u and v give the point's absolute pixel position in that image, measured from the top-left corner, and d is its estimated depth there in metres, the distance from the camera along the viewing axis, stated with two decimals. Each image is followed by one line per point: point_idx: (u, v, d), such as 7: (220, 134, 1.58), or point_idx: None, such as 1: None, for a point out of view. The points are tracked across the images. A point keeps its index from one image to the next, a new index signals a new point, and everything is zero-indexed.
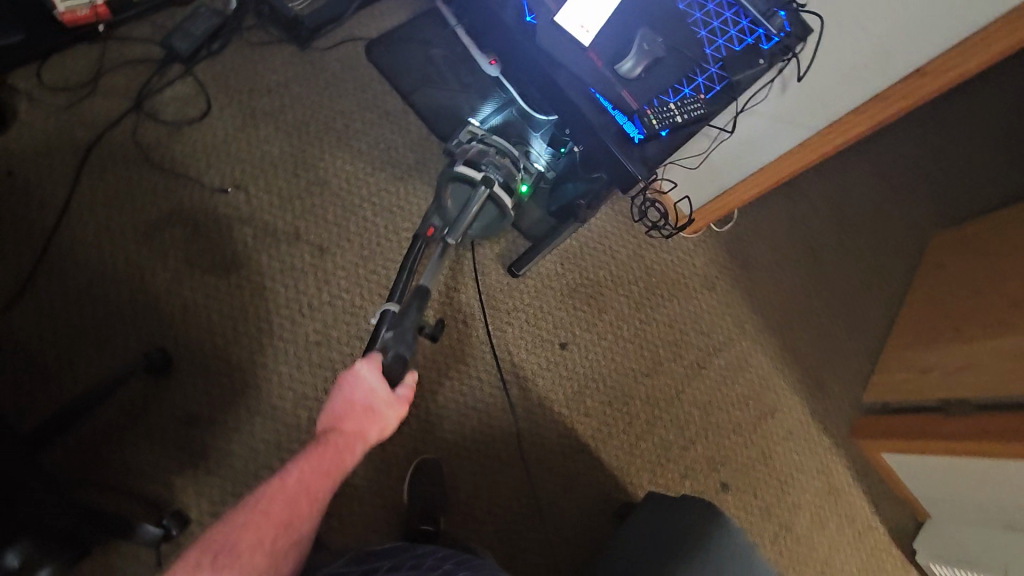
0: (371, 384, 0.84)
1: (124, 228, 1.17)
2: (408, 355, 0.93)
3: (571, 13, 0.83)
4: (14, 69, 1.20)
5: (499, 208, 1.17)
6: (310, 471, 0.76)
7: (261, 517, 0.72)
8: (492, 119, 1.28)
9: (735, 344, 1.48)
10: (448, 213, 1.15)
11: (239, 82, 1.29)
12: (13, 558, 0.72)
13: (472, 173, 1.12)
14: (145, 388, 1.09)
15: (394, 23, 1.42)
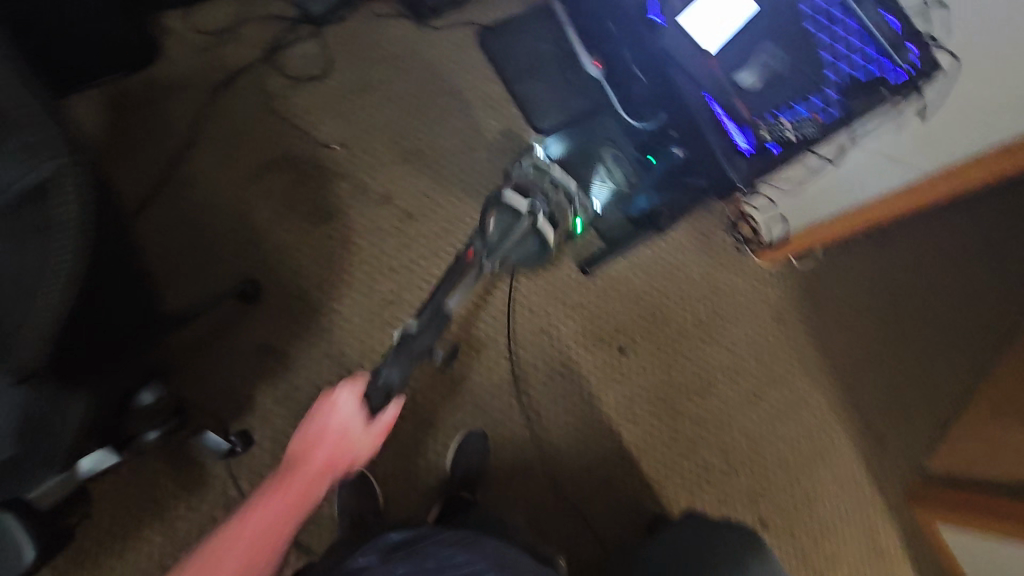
0: (343, 418, 0.88)
1: (239, 165, 1.26)
2: (398, 383, 0.92)
3: (695, 16, 0.86)
4: (169, 9, 1.33)
5: (540, 242, 1.06)
6: (276, 507, 0.82)
7: (224, 557, 0.77)
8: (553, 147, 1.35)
9: (796, 381, 1.44)
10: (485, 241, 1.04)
11: (359, 49, 1.37)
12: (148, 396, 0.88)
13: (518, 202, 1.01)
14: (232, 314, 1.18)
15: (509, 13, 1.47)
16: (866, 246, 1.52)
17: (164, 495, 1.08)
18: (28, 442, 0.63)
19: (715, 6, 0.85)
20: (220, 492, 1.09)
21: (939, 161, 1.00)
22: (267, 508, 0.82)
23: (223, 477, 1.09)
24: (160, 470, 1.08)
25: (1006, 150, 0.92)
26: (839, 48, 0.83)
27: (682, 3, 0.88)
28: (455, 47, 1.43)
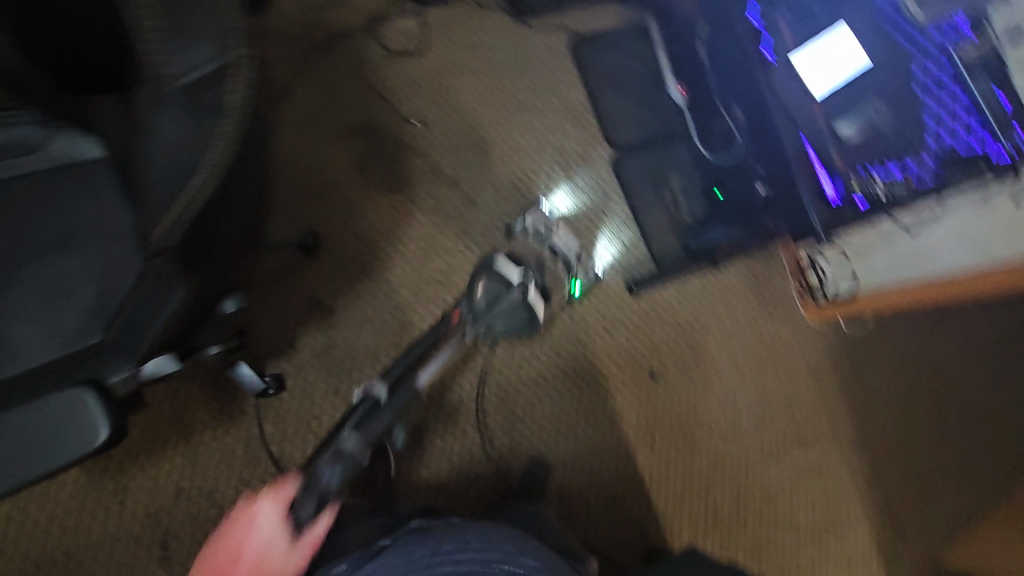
0: (264, 537, 0.78)
1: (323, 124, 1.30)
2: (342, 478, 0.88)
3: (807, 57, 0.84)
4: None
5: (524, 314, 1.25)
6: None
7: None
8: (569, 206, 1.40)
9: (823, 444, 1.41)
10: (478, 304, 1.21)
11: (457, 34, 1.40)
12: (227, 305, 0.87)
13: (510, 273, 1.21)
14: (289, 263, 1.21)
15: (607, 25, 1.49)
16: (919, 323, 1.48)
17: (194, 422, 1.10)
18: (129, 310, 0.75)
19: (829, 53, 0.84)
20: (246, 429, 1.12)
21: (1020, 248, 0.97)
22: None
23: (251, 416, 1.12)
24: (195, 397, 1.11)
25: None
26: (945, 118, 0.83)
27: (796, 41, 0.86)
28: (548, 49, 1.45)
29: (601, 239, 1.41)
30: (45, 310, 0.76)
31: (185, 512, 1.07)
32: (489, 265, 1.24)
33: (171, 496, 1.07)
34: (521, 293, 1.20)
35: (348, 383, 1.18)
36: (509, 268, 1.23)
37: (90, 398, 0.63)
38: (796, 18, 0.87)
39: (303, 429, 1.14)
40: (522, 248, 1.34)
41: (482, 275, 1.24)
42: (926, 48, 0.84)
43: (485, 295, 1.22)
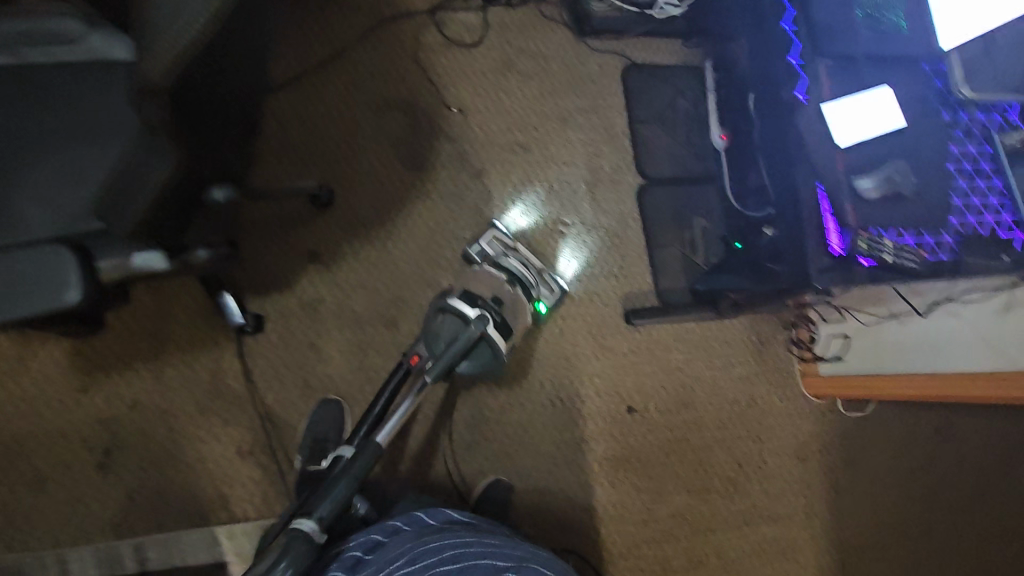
0: None
1: (364, 90, 1.32)
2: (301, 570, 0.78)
3: (840, 110, 0.79)
4: None
5: (492, 347, 1.13)
6: None
7: None
8: (523, 221, 1.35)
9: (792, 525, 1.34)
10: (435, 347, 1.09)
11: (514, 38, 1.43)
12: (218, 193, 0.72)
13: (469, 308, 1.10)
14: (299, 213, 1.22)
15: (662, 61, 1.51)
16: (919, 425, 1.41)
17: (169, 342, 1.11)
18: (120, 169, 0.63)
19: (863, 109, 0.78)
20: (217, 361, 1.13)
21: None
22: None
23: (224, 350, 1.13)
24: (176, 319, 1.12)
25: None
26: (974, 200, 0.79)
27: (831, 91, 0.80)
28: (599, 70, 1.47)
29: (563, 253, 1.37)
30: (50, 190, 0.80)
31: (137, 427, 1.08)
32: (439, 309, 1.13)
33: (128, 407, 1.08)
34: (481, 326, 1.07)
35: (324, 341, 1.18)
36: (463, 306, 1.11)
37: (68, 258, 0.65)
38: (836, 66, 0.81)
39: (271, 375, 1.15)
40: (479, 278, 1.23)
41: (435, 317, 1.13)
42: (968, 126, 0.81)
43: (441, 338, 1.10)
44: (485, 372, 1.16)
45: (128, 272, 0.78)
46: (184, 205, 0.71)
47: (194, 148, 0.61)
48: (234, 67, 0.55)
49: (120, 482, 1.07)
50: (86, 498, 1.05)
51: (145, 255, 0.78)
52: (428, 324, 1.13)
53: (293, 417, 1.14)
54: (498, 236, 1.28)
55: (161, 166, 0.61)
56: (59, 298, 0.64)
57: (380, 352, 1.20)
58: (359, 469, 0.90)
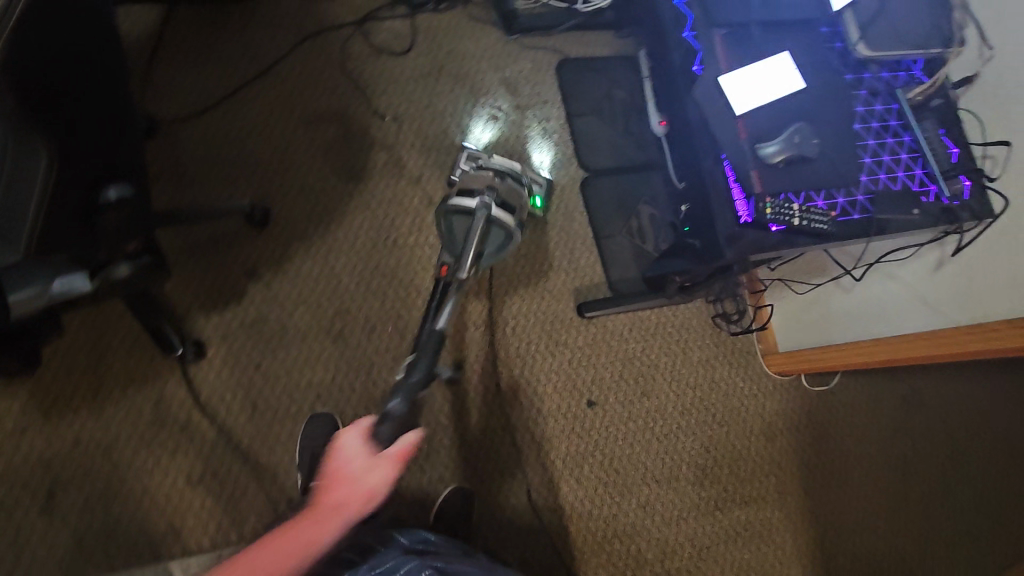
0: (350, 451, 0.76)
1: (295, 105, 1.32)
2: (400, 412, 0.83)
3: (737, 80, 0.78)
4: None
5: (504, 228, 1.02)
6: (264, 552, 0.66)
7: None
8: (485, 133, 1.40)
9: (765, 506, 1.32)
10: (455, 248, 1.03)
11: (444, 43, 1.43)
12: (111, 193, 0.70)
13: (469, 202, 0.99)
14: (235, 232, 1.21)
15: (596, 53, 1.52)
16: (882, 393, 1.41)
17: (107, 374, 1.09)
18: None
19: (758, 79, 0.78)
20: (159, 388, 1.10)
21: (954, 316, 0.93)
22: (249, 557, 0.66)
23: (165, 377, 1.11)
24: (112, 348, 1.10)
25: (1009, 322, 0.84)
26: (885, 158, 0.81)
27: (729, 63, 0.80)
28: (532, 67, 1.48)
29: (532, 149, 1.43)
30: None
31: (78, 464, 1.04)
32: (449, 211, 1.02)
33: (67, 445, 1.04)
34: (486, 210, 0.98)
35: (269, 360, 1.16)
36: (465, 201, 1.01)
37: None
38: (730, 32, 0.81)
39: (216, 398, 1.12)
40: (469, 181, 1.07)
41: (444, 221, 1.03)
42: (872, 84, 0.84)
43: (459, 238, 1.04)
44: (508, 251, 1.07)
45: (50, 296, 0.72)
46: (80, 214, 0.69)
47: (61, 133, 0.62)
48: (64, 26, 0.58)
49: (59, 524, 1.01)
50: (25, 543, 1.00)
51: (65, 278, 0.75)
52: (440, 230, 1.05)
53: (241, 440, 1.11)
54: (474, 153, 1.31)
55: (39, 169, 0.61)
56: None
57: (327, 366, 1.18)
58: (427, 355, 0.91)
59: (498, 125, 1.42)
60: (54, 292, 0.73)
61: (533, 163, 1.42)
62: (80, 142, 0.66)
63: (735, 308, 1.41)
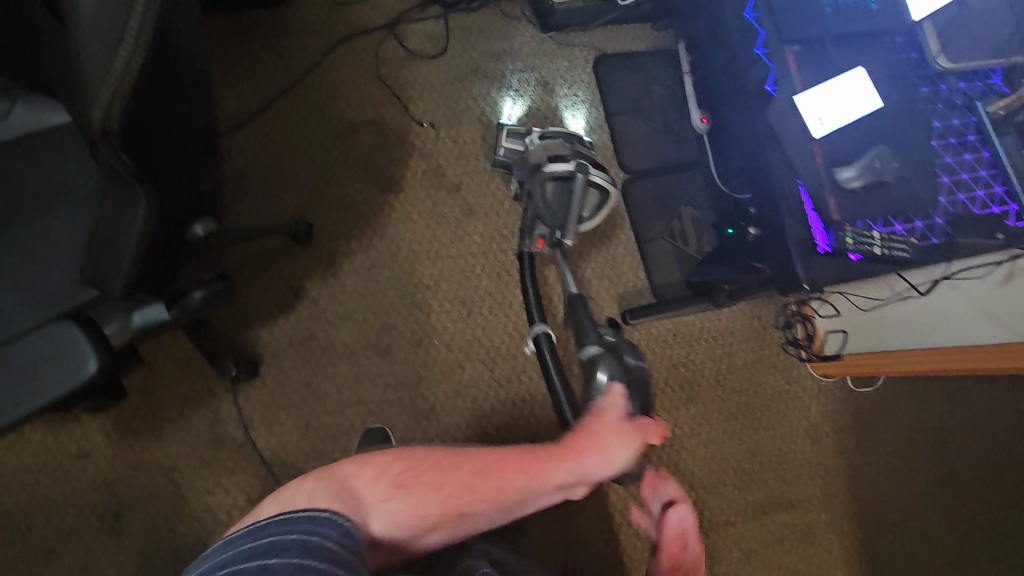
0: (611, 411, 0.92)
1: (332, 115, 1.29)
2: (639, 367, 1.06)
3: (813, 101, 0.75)
4: None
5: (601, 191, 1.16)
6: (521, 459, 0.80)
7: (476, 468, 0.77)
8: (517, 108, 1.38)
9: (811, 509, 1.32)
10: (554, 212, 1.15)
11: (478, 43, 1.39)
12: (199, 228, 0.71)
13: (565, 168, 1.10)
14: (278, 250, 1.21)
15: (633, 48, 1.48)
16: (931, 395, 1.38)
17: (163, 397, 1.10)
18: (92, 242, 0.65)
19: (834, 97, 0.75)
20: (214, 410, 1.11)
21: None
22: (520, 456, 0.80)
23: (220, 398, 1.12)
24: (166, 372, 1.11)
25: None
26: (962, 175, 0.76)
27: (805, 81, 0.77)
28: (568, 66, 1.44)
29: (567, 115, 1.41)
30: (27, 273, 0.78)
31: (141, 487, 1.06)
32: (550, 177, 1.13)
33: (130, 468, 1.06)
34: (585, 172, 1.09)
35: (319, 377, 1.17)
36: (562, 167, 1.11)
37: (75, 329, 0.63)
38: (802, 50, 0.78)
39: (270, 418, 1.13)
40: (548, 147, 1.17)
41: (543, 186, 1.13)
42: (950, 96, 0.79)
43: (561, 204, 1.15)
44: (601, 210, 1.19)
45: (133, 332, 0.77)
46: (167, 249, 0.70)
47: (166, 178, 0.60)
48: (184, 79, 0.54)
49: (128, 545, 1.04)
50: (97, 565, 1.03)
51: (140, 311, 0.78)
52: (538, 197, 1.14)
53: (296, 458, 1.12)
54: (512, 132, 1.30)
55: (137, 217, 0.60)
56: (78, 364, 0.62)
57: (376, 382, 1.18)
58: (580, 309, 1.17)
59: (528, 98, 1.40)
60: (135, 327, 0.77)
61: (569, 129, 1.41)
62: (179, 187, 0.64)
63: (804, 333, 1.36)
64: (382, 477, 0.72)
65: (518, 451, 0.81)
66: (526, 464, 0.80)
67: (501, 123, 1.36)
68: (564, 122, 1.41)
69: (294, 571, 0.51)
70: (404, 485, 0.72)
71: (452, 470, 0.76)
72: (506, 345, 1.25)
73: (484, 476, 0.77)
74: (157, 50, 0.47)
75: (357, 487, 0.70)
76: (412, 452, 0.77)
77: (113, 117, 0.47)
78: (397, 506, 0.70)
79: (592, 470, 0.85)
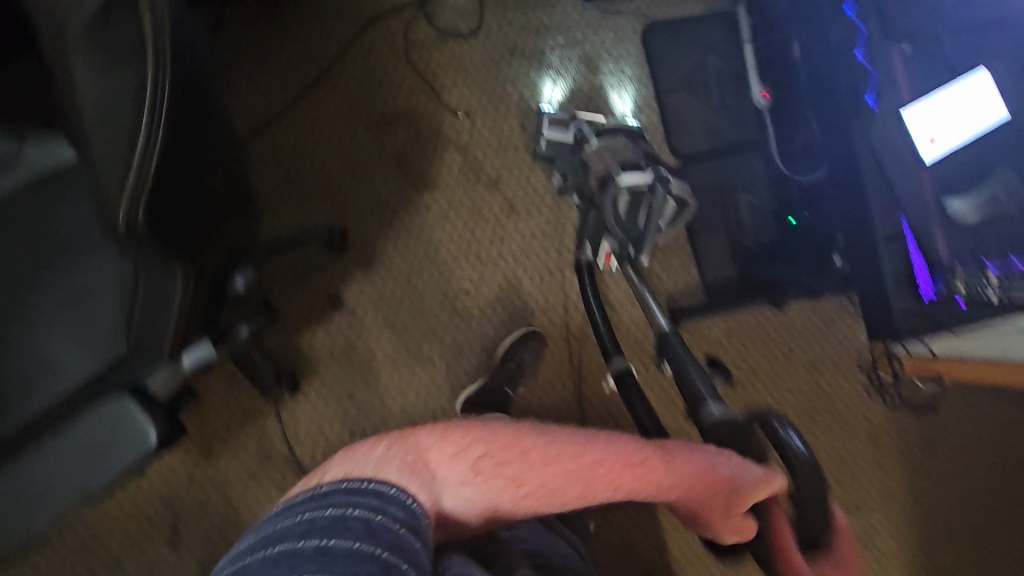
0: (740, 476, 0.63)
1: (363, 108, 1.21)
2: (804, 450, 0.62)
3: (924, 118, 0.77)
4: None
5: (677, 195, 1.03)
6: (612, 466, 0.66)
7: (564, 466, 0.65)
8: (558, 90, 1.27)
9: (869, 512, 1.27)
10: (628, 226, 1.03)
11: (515, 16, 1.26)
12: (240, 281, 0.67)
13: (643, 179, 0.97)
14: (313, 259, 1.15)
15: (687, 13, 1.32)
16: (1008, 395, 1.29)
17: (211, 412, 1.10)
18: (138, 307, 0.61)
19: (950, 113, 0.76)
20: (260, 423, 1.11)
21: None
22: (613, 464, 0.66)
23: (265, 412, 1.11)
24: (212, 387, 1.10)
25: None
26: None
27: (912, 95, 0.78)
28: (614, 38, 1.30)
29: (613, 94, 1.29)
30: (72, 320, 0.74)
31: (195, 500, 1.08)
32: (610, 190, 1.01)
33: (184, 482, 1.08)
34: (665, 186, 0.98)
35: (361, 388, 1.14)
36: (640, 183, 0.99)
37: (130, 405, 0.61)
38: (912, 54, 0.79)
39: (314, 431, 1.12)
40: (613, 149, 1.09)
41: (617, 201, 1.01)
42: None
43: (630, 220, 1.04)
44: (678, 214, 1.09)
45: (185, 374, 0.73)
46: (209, 303, 0.66)
47: (210, 246, 0.55)
48: (207, 134, 0.47)
49: (187, 557, 1.07)
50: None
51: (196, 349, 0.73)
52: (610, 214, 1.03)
53: None
54: (554, 119, 1.22)
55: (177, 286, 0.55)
56: (139, 438, 0.61)
57: (418, 392, 1.16)
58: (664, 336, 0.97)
59: (571, 77, 1.27)
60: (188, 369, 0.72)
61: (616, 112, 1.29)
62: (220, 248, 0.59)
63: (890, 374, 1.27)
64: (464, 454, 0.64)
65: (614, 454, 0.67)
66: (616, 474, 0.66)
67: (542, 109, 1.25)
68: (612, 104, 1.29)
69: (359, 561, 0.49)
70: (483, 470, 0.64)
71: (539, 460, 0.65)
72: (551, 351, 1.20)
73: (568, 478, 0.65)
74: (181, 129, 0.44)
75: (433, 462, 0.63)
76: (493, 431, 0.67)
77: (139, 210, 0.43)
78: (469, 491, 0.63)
79: (689, 495, 0.66)
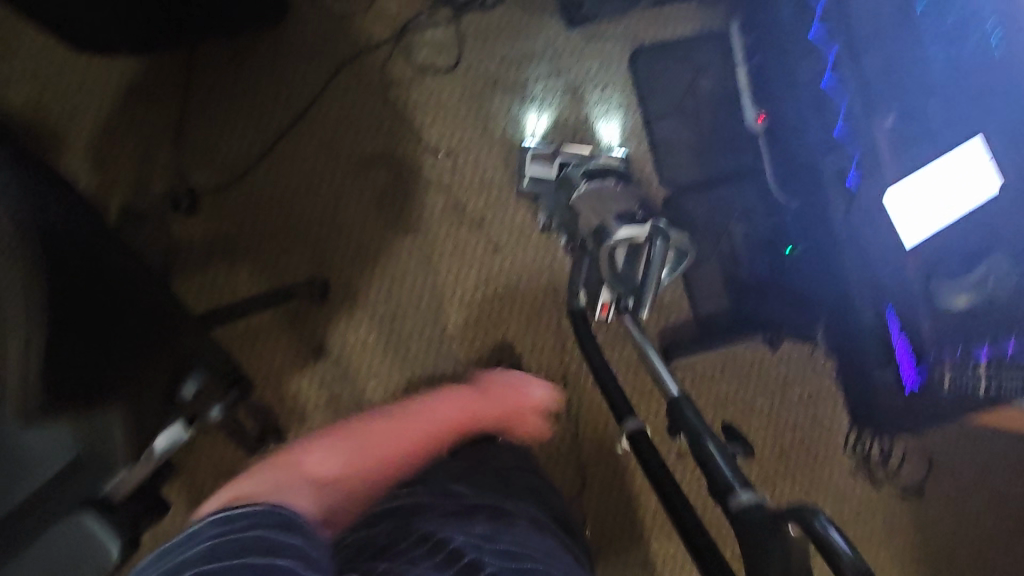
0: (536, 395, 1.08)
1: (341, 151, 1.18)
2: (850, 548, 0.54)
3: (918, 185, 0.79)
4: None
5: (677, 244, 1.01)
6: (448, 407, 0.93)
7: (400, 419, 0.87)
8: (542, 124, 1.23)
9: (873, 549, 1.23)
10: (627, 277, 0.99)
11: (495, 48, 1.22)
12: (189, 390, 0.71)
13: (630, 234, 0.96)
14: (294, 309, 1.15)
15: (676, 35, 1.27)
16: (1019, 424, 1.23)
17: (197, 467, 1.11)
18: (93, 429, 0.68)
19: (953, 184, 0.78)
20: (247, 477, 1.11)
21: None
22: (445, 406, 0.92)
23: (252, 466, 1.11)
24: (199, 442, 1.11)
25: None
26: None
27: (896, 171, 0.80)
28: (600, 65, 1.25)
29: (599, 123, 1.25)
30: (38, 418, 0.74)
31: None
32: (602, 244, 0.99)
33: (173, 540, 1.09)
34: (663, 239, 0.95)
35: None
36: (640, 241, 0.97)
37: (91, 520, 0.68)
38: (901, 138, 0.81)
39: None
40: (602, 196, 1.06)
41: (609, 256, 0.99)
42: None
43: (630, 268, 0.99)
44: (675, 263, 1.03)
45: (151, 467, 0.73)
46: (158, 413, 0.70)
47: (131, 371, 0.61)
48: (114, 268, 0.58)
49: None
50: None
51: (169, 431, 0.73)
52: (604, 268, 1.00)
53: None
54: (539, 154, 1.18)
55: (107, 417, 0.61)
56: (107, 554, 0.68)
57: None
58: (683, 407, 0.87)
59: (555, 108, 1.23)
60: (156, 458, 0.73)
61: (602, 142, 1.25)
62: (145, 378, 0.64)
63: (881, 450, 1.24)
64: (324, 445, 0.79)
65: (429, 406, 0.91)
66: (451, 416, 0.91)
67: (525, 143, 1.22)
68: (598, 135, 1.25)
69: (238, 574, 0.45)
70: (354, 444, 0.80)
71: (372, 437, 0.82)
72: None
73: (410, 428, 0.85)
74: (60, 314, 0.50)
75: (304, 468, 0.74)
76: (341, 427, 0.84)
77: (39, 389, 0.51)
78: (336, 462, 0.76)
79: (506, 407, 1.02)
